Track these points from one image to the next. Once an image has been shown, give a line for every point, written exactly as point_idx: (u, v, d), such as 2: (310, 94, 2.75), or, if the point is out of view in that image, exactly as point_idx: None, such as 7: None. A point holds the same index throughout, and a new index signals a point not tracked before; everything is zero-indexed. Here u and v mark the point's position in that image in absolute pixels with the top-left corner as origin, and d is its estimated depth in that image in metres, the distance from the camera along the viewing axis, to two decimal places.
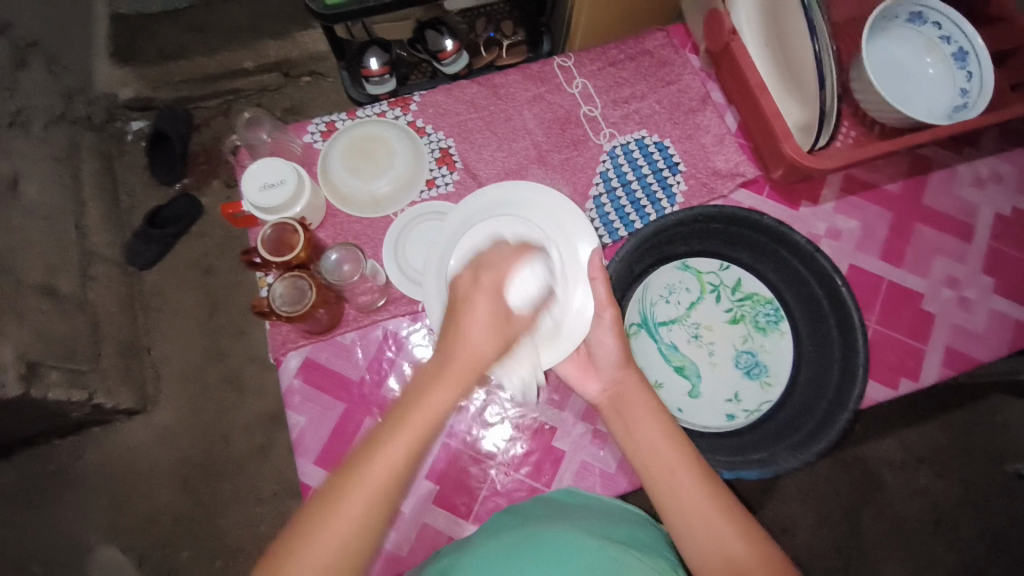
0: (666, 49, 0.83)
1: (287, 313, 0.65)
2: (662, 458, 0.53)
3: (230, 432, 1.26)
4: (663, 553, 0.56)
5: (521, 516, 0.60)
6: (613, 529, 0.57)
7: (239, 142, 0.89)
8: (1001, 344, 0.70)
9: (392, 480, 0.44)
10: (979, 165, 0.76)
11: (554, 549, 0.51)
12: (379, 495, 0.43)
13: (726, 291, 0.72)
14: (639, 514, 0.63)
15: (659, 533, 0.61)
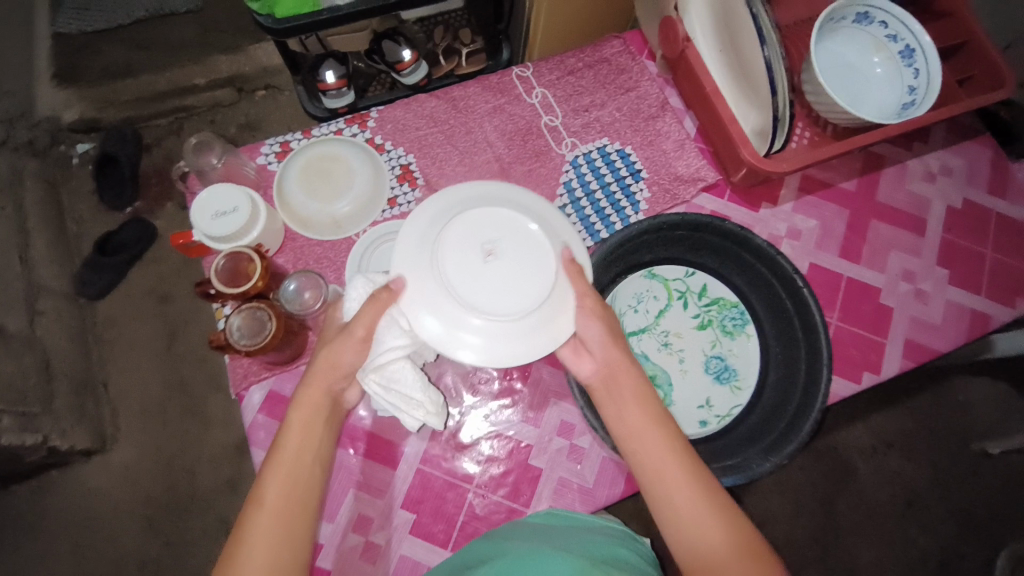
0: (623, 56, 0.85)
1: (248, 347, 0.60)
2: (636, 427, 0.55)
3: (196, 465, 1.23)
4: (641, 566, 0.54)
5: (510, 533, 0.58)
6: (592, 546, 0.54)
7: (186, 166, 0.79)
8: (958, 334, 0.75)
9: (297, 470, 0.52)
10: (930, 160, 0.82)
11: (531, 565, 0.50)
12: (288, 487, 0.51)
13: (693, 297, 0.70)
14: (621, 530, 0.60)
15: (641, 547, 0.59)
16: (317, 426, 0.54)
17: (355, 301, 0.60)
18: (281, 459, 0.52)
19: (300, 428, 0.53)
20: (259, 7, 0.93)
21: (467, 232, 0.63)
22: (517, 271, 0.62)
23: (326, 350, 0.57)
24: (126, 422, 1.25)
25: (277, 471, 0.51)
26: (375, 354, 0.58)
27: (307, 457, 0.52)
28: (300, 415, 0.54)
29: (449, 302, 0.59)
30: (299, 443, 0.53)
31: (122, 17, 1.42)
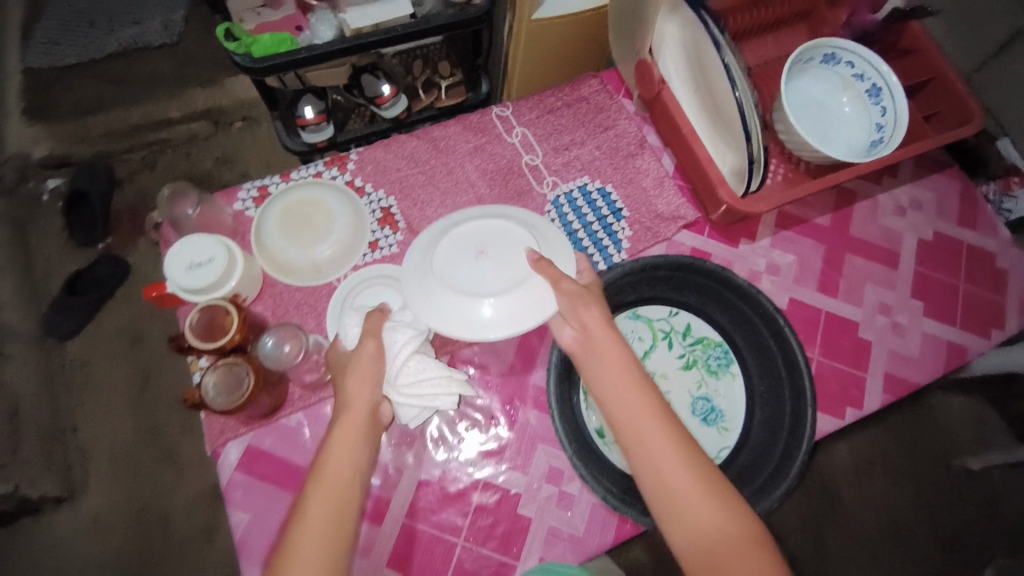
0: (600, 95, 0.87)
1: (224, 407, 0.59)
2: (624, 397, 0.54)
3: (170, 511, 1.18)
4: None
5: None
6: None
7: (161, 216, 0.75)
8: (935, 366, 0.76)
9: (340, 484, 0.52)
10: (900, 194, 0.84)
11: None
12: (334, 499, 0.51)
13: (677, 336, 0.70)
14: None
15: None
16: (360, 441, 0.55)
17: (353, 331, 0.65)
18: (328, 474, 0.52)
19: (343, 444, 0.54)
20: (236, 46, 0.93)
21: (459, 238, 0.69)
22: (504, 263, 0.67)
23: (355, 373, 0.59)
24: (95, 469, 1.20)
25: (329, 486, 0.51)
26: (391, 360, 0.62)
27: (350, 470, 0.53)
28: (343, 431, 0.55)
29: (451, 300, 0.65)
30: (341, 458, 0.54)
31: (95, 52, 1.41)
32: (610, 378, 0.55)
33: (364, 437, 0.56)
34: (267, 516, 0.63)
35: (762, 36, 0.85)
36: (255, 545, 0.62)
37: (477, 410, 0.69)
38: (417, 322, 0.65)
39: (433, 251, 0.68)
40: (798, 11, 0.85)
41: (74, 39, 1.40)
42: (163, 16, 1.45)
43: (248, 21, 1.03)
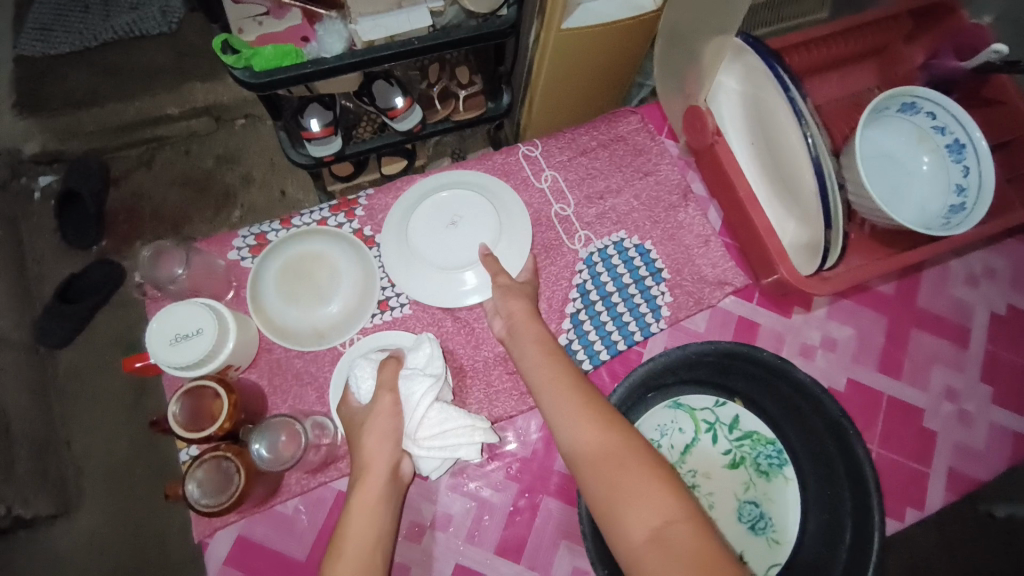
0: (640, 134, 0.77)
1: (210, 509, 0.52)
2: (598, 448, 0.50)
3: (165, 532, 1.12)
4: None
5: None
6: None
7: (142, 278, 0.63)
8: (1003, 461, 0.68)
9: (363, 558, 0.49)
10: (973, 261, 0.75)
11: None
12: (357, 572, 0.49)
13: (723, 429, 0.62)
14: None
15: None
16: (382, 507, 0.52)
17: (365, 385, 0.58)
18: (348, 548, 0.50)
19: (364, 513, 0.51)
20: (234, 59, 0.83)
21: (441, 203, 0.71)
22: (471, 242, 0.70)
23: (372, 430, 0.55)
24: (89, 486, 1.15)
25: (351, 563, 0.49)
26: (409, 413, 0.56)
27: (371, 542, 0.50)
28: (364, 497, 0.52)
29: (415, 264, 0.68)
30: (361, 527, 0.51)
31: (90, 40, 1.29)
32: (579, 428, 0.52)
33: (388, 501, 0.53)
34: None
35: (826, 74, 0.76)
36: None
37: (495, 501, 0.62)
38: (432, 366, 0.58)
39: (411, 214, 0.70)
40: (868, 48, 0.75)
41: (68, 25, 1.29)
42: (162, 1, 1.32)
43: (248, 30, 0.92)
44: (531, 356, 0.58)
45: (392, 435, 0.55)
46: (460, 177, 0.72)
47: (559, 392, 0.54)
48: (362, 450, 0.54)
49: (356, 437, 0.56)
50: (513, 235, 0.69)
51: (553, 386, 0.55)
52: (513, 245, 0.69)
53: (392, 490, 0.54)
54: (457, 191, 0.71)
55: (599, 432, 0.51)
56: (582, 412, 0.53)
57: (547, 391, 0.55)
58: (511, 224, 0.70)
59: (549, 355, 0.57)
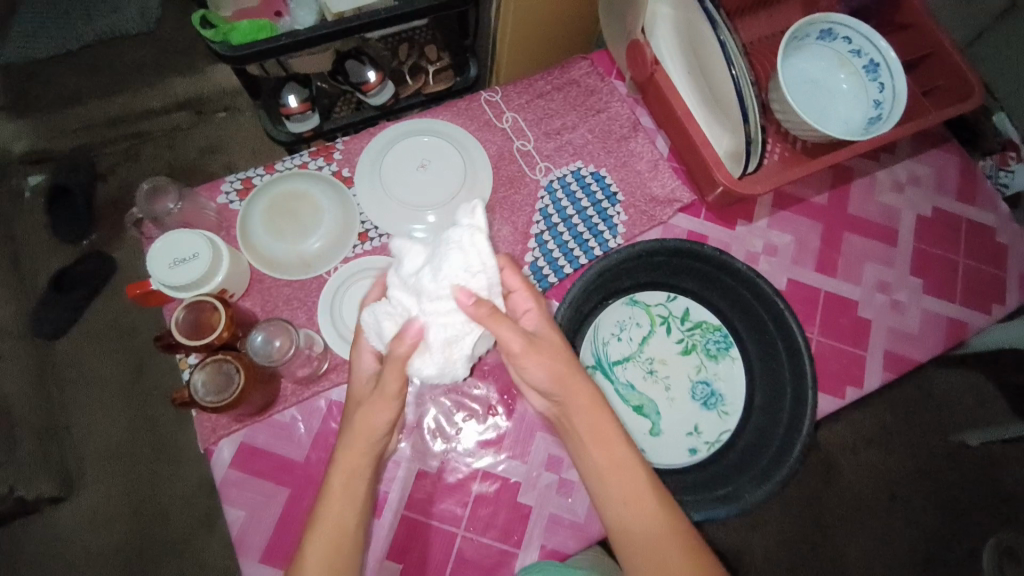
0: (591, 77, 0.84)
1: (212, 405, 0.57)
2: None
3: (168, 506, 1.16)
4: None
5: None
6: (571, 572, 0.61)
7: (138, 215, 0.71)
8: (935, 342, 0.76)
9: (332, 541, 0.49)
10: (899, 170, 0.83)
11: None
12: (331, 557, 0.49)
13: (676, 322, 0.70)
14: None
15: None
16: (358, 488, 0.51)
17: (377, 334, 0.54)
18: (327, 516, 0.50)
19: (343, 494, 0.50)
20: (212, 34, 0.86)
21: (410, 148, 0.77)
22: (440, 183, 0.76)
23: (366, 410, 0.51)
24: (91, 467, 1.17)
25: (322, 542, 0.49)
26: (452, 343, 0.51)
27: (352, 519, 0.50)
28: (348, 462, 0.51)
29: (388, 201, 0.74)
30: (342, 506, 0.50)
31: (71, 42, 1.30)
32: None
33: (364, 482, 0.51)
34: (263, 511, 0.62)
35: (757, 11, 0.83)
36: (252, 540, 0.62)
37: (474, 401, 0.68)
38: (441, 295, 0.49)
39: (383, 157, 0.76)
40: None
41: (51, 34, 1.28)
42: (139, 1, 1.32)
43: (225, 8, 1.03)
44: (623, 487, 0.51)
45: (388, 411, 0.50)
46: (427, 126, 0.78)
47: (653, 547, 0.49)
48: (350, 430, 0.51)
49: (350, 408, 0.53)
50: (478, 176, 0.77)
51: (641, 523, 0.50)
52: (471, 196, 0.76)
53: (368, 466, 0.51)
54: (426, 136, 0.78)
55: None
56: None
57: (631, 544, 0.50)
58: (475, 168, 0.77)
59: (638, 481, 0.51)
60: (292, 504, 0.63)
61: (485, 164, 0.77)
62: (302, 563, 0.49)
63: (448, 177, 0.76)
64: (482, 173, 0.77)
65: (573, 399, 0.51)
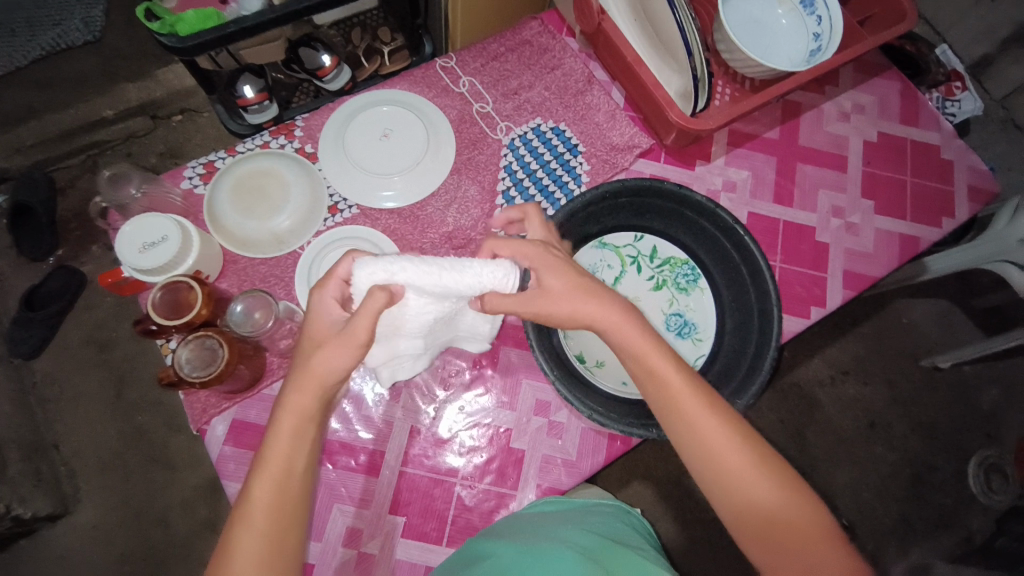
0: (543, 36, 0.85)
1: (198, 379, 0.58)
2: (755, 499, 0.51)
3: (167, 513, 1.13)
4: (603, 508, 0.63)
5: (517, 525, 0.59)
6: (569, 501, 0.64)
7: (104, 203, 0.74)
8: (890, 258, 0.80)
9: (274, 488, 0.48)
10: (843, 100, 0.86)
11: (573, 542, 0.54)
12: (275, 504, 0.48)
13: (645, 260, 0.74)
14: (617, 506, 0.66)
15: (634, 521, 0.64)
16: (306, 434, 0.50)
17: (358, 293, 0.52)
18: (273, 459, 0.48)
19: (292, 436, 0.49)
20: (158, 26, 0.81)
21: (371, 118, 0.78)
22: (405, 150, 0.77)
23: (322, 353, 0.49)
24: (86, 483, 1.14)
25: (264, 488, 0.48)
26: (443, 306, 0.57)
27: (299, 465, 0.49)
28: (300, 408, 0.49)
29: (356, 174, 0.75)
30: (287, 452, 0.49)
31: (17, 59, 1.23)
32: (751, 498, 0.51)
33: (309, 427, 0.50)
34: None
35: None
36: None
37: (459, 355, 0.70)
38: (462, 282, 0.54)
39: (346, 131, 0.77)
40: None
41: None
42: (82, 11, 1.25)
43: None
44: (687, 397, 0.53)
45: (338, 351, 0.48)
46: (385, 96, 0.79)
47: (710, 446, 0.52)
48: (298, 384, 0.49)
49: (306, 353, 0.50)
50: (442, 142, 0.78)
51: (745, 486, 0.51)
52: (438, 160, 0.77)
53: (316, 409, 0.50)
54: (386, 106, 0.78)
55: (778, 506, 0.51)
56: (796, 512, 0.51)
57: (756, 513, 0.51)
58: (439, 134, 0.78)
59: (677, 378, 0.53)
60: None
61: (450, 130, 0.79)
62: (249, 503, 0.48)
63: (412, 142, 0.77)
64: (447, 138, 0.78)
65: (609, 315, 0.54)
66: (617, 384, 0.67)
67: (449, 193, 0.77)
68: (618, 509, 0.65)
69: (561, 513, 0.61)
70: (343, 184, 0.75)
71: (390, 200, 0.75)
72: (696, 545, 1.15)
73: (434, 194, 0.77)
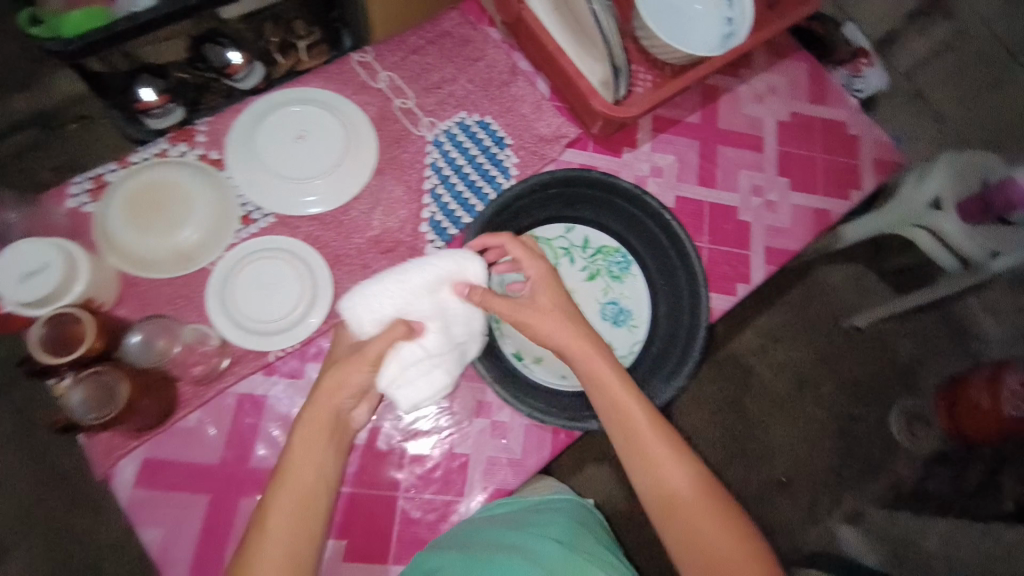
0: (463, 26, 0.82)
1: (98, 422, 0.53)
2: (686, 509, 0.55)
3: (93, 560, 1.04)
4: (557, 505, 0.64)
5: (467, 533, 0.58)
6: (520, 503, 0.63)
7: None
8: (805, 233, 0.83)
9: (293, 506, 0.52)
10: (758, 82, 0.89)
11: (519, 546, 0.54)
12: (294, 522, 0.52)
13: (578, 250, 0.73)
14: (574, 501, 0.67)
15: (590, 516, 0.65)
16: (322, 456, 0.55)
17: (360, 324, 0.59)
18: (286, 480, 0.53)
19: (306, 460, 0.54)
20: (39, 29, 0.75)
21: (281, 119, 0.73)
22: (321, 151, 0.72)
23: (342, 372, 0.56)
24: None
25: (280, 505, 0.52)
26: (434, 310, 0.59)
27: (315, 483, 0.54)
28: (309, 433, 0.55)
29: (271, 181, 0.70)
30: (304, 474, 0.54)
31: None
32: (684, 507, 0.55)
33: (327, 448, 0.55)
34: (180, 522, 0.61)
35: None
36: (177, 552, 0.60)
37: None
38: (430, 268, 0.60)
39: (255, 134, 0.71)
40: None
41: None
42: None
43: None
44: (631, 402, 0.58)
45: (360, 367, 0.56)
46: (294, 95, 0.74)
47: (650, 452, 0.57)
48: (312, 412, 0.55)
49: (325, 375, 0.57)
50: (360, 141, 0.74)
51: (676, 495, 0.56)
52: (359, 160, 0.74)
53: (330, 431, 0.56)
54: (295, 105, 0.73)
55: (706, 511, 0.55)
56: (721, 529, 0.55)
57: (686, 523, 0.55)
58: (358, 133, 0.74)
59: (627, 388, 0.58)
60: (213, 507, 0.62)
61: (370, 128, 0.75)
62: (261, 523, 0.52)
63: (328, 142, 0.73)
64: (367, 136, 0.74)
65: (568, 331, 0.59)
66: (557, 380, 0.66)
67: (373, 195, 0.74)
68: (571, 504, 0.65)
69: (510, 516, 0.61)
70: (258, 192, 0.70)
71: (313, 204, 0.71)
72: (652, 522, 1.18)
73: (358, 197, 0.73)
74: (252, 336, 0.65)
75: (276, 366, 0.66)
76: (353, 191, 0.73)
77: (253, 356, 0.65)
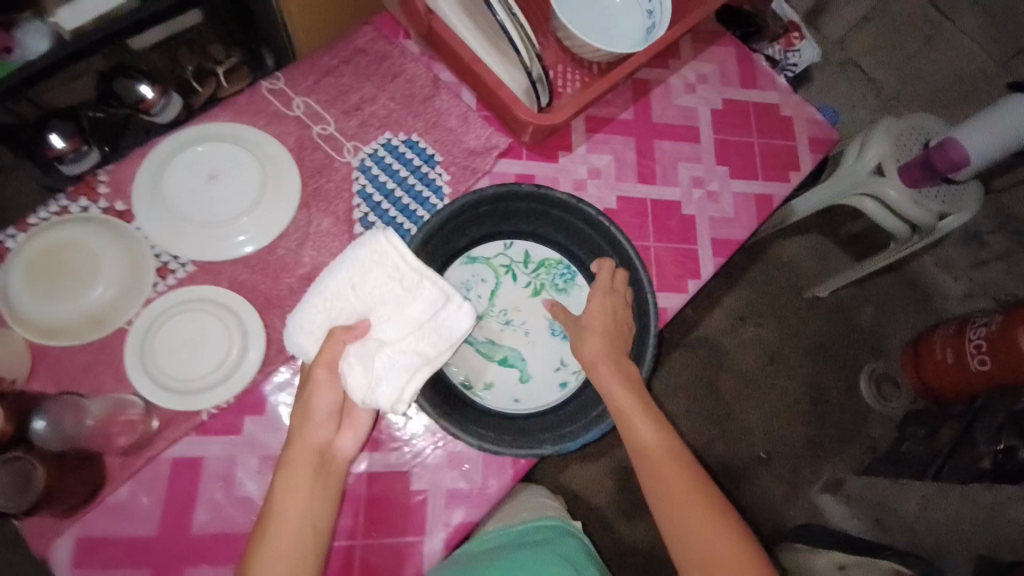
0: (379, 42, 0.79)
1: (14, 511, 0.53)
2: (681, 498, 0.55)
3: None
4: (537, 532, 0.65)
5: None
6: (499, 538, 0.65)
7: None
8: (750, 220, 0.83)
9: (290, 543, 0.51)
10: (688, 72, 0.88)
11: None
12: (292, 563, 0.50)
13: (519, 267, 0.71)
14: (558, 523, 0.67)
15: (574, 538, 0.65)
16: (316, 487, 0.54)
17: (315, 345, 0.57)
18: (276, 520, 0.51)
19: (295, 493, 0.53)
20: None
21: (188, 161, 0.68)
22: (236, 189, 0.68)
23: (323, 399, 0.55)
24: None
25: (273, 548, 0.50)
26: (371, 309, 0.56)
27: (309, 518, 0.52)
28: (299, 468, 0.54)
29: (186, 228, 0.66)
30: (300, 508, 0.52)
31: None
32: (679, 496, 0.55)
33: (321, 481, 0.54)
34: None
35: None
36: None
37: None
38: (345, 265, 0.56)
39: (161, 180, 0.67)
40: None
41: None
42: None
43: None
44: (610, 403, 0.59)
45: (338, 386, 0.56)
46: (199, 132, 0.70)
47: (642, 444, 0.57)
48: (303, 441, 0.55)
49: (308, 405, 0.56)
50: (277, 174, 0.70)
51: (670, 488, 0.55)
52: (280, 194, 0.70)
53: (322, 462, 0.55)
54: (200, 145, 0.69)
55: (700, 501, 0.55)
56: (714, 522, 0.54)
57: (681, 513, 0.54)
58: (275, 165, 0.70)
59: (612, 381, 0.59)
60: None
61: (288, 159, 0.71)
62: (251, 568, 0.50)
63: (242, 179, 0.69)
64: (285, 168, 0.70)
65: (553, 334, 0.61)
66: (509, 404, 0.67)
67: (300, 230, 0.70)
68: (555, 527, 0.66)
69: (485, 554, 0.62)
70: (174, 241, 0.66)
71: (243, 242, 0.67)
72: (638, 518, 1.17)
73: (283, 234, 0.69)
74: (180, 398, 0.61)
75: (209, 426, 0.62)
76: (279, 227, 0.69)
77: (183, 417, 0.61)
